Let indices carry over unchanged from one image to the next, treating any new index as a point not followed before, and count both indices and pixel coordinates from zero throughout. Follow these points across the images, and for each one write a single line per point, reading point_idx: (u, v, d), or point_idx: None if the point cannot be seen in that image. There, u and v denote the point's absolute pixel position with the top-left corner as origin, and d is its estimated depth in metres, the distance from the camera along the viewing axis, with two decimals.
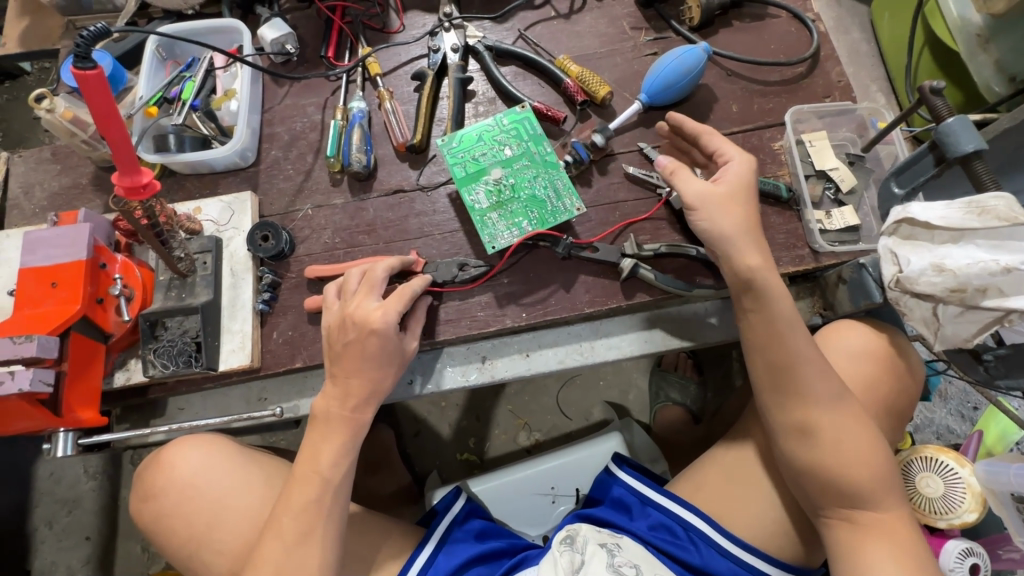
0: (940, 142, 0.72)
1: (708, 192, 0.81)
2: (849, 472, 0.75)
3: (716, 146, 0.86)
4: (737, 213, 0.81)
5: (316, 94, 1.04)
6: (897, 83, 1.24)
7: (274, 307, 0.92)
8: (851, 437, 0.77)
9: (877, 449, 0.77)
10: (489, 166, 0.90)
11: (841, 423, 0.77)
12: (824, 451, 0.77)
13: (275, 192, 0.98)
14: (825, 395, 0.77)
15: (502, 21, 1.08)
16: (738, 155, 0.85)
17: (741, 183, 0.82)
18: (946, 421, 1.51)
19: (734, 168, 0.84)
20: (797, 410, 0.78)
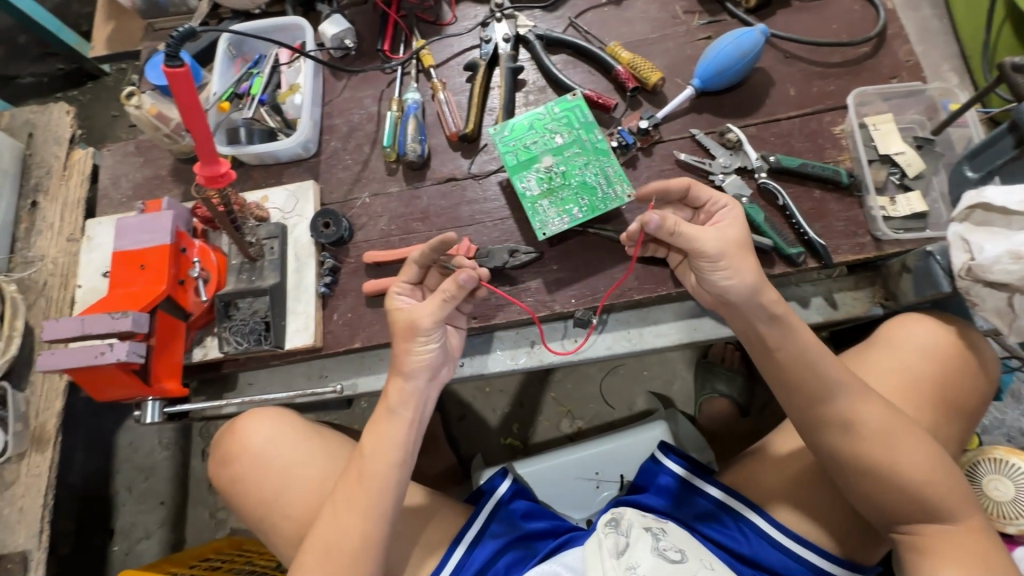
0: (1021, 122, 0.68)
1: (724, 239, 0.76)
2: (911, 490, 0.70)
3: (699, 190, 0.80)
4: (754, 260, 0.76)
5: (372, 87, 1.08)
6: (972, 61, 1.17)
7: (334, 290, 0.97)
8: (910, 452, 0.70)
9: (940, 460, 0.71)
10: (541, 154, 0.91)
11: (884, 431, 0.71)
12: (868, 461, 0.71)
13: (335, 181, 1.03)
14: (872, 413, 0.72)
15: (552, 9, 1.08)
16: (728, 198, 0.80)
17: (745, 229, 0.78)
18: (1018, 424, 1.42)
19: (731, 213, 0.79)
20: (838, 426, 0.73)
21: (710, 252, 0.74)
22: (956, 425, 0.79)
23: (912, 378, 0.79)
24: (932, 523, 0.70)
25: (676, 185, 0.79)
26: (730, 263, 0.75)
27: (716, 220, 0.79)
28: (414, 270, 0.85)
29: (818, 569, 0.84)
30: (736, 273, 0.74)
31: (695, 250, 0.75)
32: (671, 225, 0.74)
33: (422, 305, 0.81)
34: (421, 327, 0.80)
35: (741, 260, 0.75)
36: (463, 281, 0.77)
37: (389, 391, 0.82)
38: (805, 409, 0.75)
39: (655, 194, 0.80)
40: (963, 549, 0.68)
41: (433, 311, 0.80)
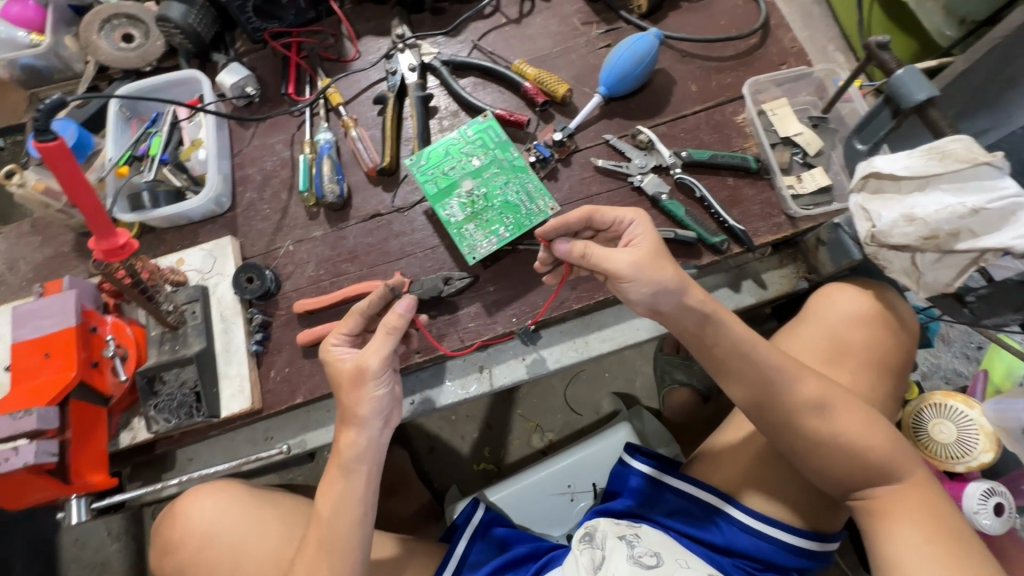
0: (893, 95, 0.72)
1: (633, 261, 0.72)
2: (858, 457, 0.71)
3: (602, 215, 0.75)
4: (672, 265, 0.73)
5: (282, 132, 1.05)
6: (853, 39, 1.25)
7: (268, 346, 0.92)
8: (848, 421, 0.72)
9: (876, 422, 0.73)
10: (460, 179, 0.91)
11: (822, 403, 0.73)
12: (813, 434, 0.72)
13: (254, 234, 0.99)
14: (810, 391, 0.73)
15: (454, 34, 1.09)
16: (633, 213, 0.77)
17: (655, 241, 0.74)
18: (953, 365, 1.52)
19: (639, 229, 0.75)
20: (780, 405, 0.74)
21: (619, 276, 0.72)
22: (889, 384, 0.82)
23: (843, 346, 0.82)
24: (884, 487, 0.71)
25: (576, 217, 0.74)
26: (642, 281, 0.71)
27: (627, 239, 0.76)
28: (356, 319, 0.78)
29: (790, 546, 0.84)
30: (650, 288, 0.71)
31: (608, 273, 0.72)
32: (578, 253, 0.73)
33: (368, 347, 0.75)
34: (370, 371, 0.74)
35: (654, 272, 0.72)
36: (403, 309, 0.75)
37: (342, 445, 0.75)
38: (750, 398, 0.76)
39: (560, 231, 0.75)
40: (915, 509, 0.68)
41: (379, 351, 0.74)
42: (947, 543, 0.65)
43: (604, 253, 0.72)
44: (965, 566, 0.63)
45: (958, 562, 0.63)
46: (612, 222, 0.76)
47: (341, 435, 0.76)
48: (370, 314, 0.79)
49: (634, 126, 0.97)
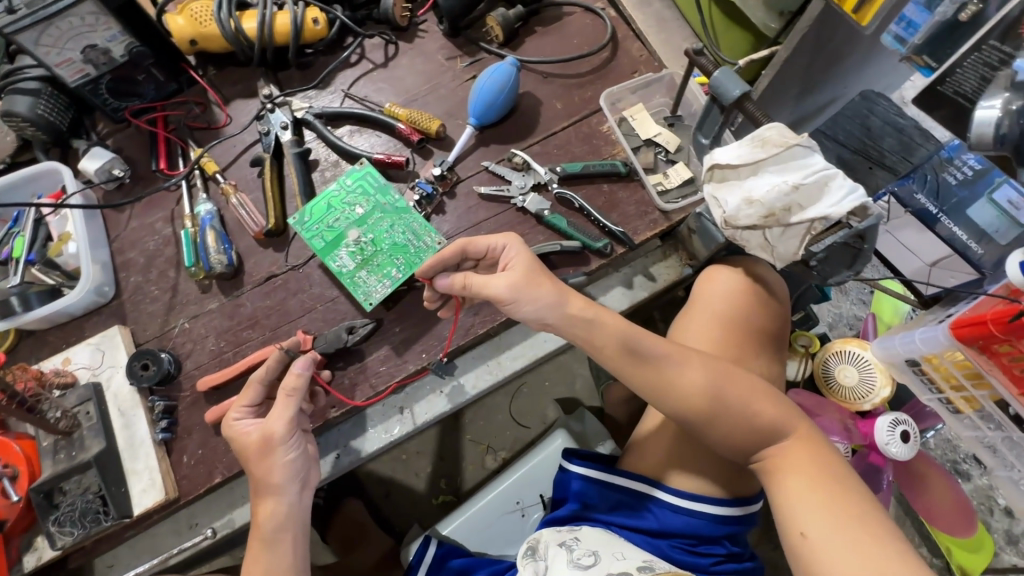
0: (715, 95, 0.80)
1: (511, 283, 0.77)
2: (747, 423, 0.77)
3: (475, 245, 0.80)
4: (548, 281, 0.79)
5: (161, 209, 1.03)
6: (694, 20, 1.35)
7: (177, 431, 0.89)
8: (731, 391, 0.78)
9: (755, 386, 0.80)
10: (346, 229, 0.92)
11: (705, 379, 0.79)
12: (704, 409, 0.78)
13: (145, 317, 0.96)
14: (695, 370, 0.80)
15: (324, 86, 1.11)
16: (505, 238, 0.82)
17: (529, 259, 0.79)
18: (852, 312, 1.66)
19: (513, 251, 0.80)
20: (670, 388, 0.79)
21: (501, 300, 0.77)
22: (770, 351, 0.90)
23: (724, 324, 0.89)
24: (774, 445, 0.77)
25: (450, 253, 0.79)
26: (522, 301, 0.77)
27: (504, 263, 0.80)
28: (256, 389, 0.79)
29: (716, 517, 0.90)
30: (532, 305, 0.77)
31: (491, 298, 0.77)
32: (460, 284, 0.78)
33: (272, 416, 0.75)
34: (277, 437, 0.75)
35: (531, 291, 0.77)
36: (299, 369, 0.77)
37: (260, 517, 0.74)
38: (646, 387, 0.81)
39: (438, 268, 0.80)
40: (800, 460, 0.75)
41: (284, 416, 0.75)
42: (828, 487, 0.71)
43: (483, 279, 0.78)
44: (845, 503, 0.69)
45: (839, 501, 0.69)
46: (486, 250, 0.80)
47: (259, 507, 0.75)
48: (270, 381, 0.80)
49: (508, 150, 1.02)
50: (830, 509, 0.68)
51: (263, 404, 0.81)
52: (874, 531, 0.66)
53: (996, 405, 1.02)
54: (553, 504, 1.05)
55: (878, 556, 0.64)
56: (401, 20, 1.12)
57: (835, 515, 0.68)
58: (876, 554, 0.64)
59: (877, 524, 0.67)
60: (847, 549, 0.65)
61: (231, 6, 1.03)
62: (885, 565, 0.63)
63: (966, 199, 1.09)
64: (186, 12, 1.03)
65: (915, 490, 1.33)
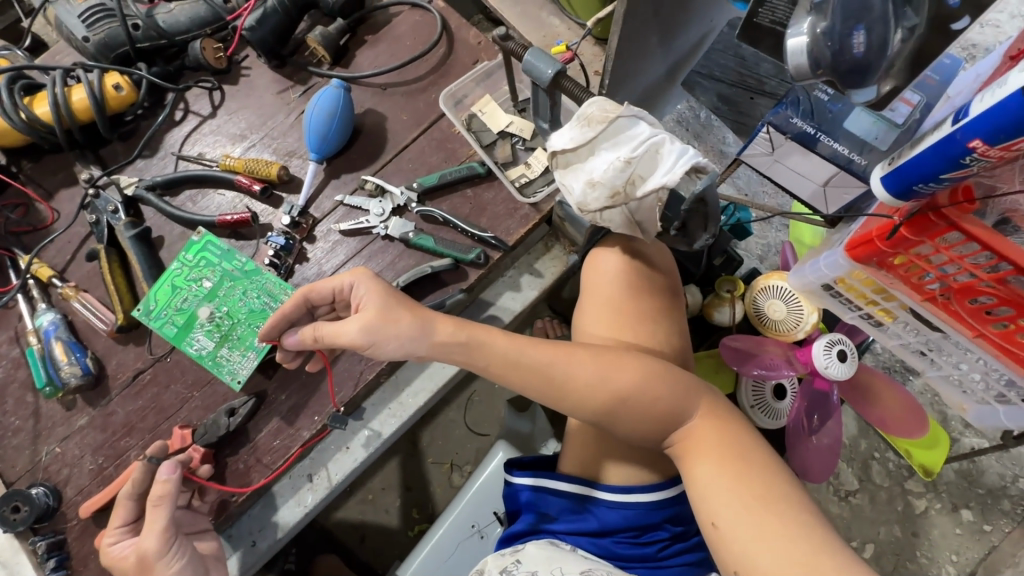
0: (530, 78, 0.74)
1: (361, 327, 0.71)
2: (649, 413, 0.72)
3: (318, 292, 0.75)
4: (407, 313, 0.73)
5: (1, 330, 0.93)
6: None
7: (73, 565, 0.83)
8: (628, 381, 0.73)
9: (653, 371, 0.74)
10: (196, 308, 0.86)
11: (599, 375, 0.73)
12: (603, 407, 0.73)
13: (11, 453, 0.88)
14: (588, 368, 0.74)
15: (153, 153, 1.02)
16: (351, 275, 0.75)
17: (381, 294, 0.73)
18: (778, 239, 1.64)
19: (362, 288, 0.73)
20: (565, 392, 0.74)
21: (358, 348, 0.71)
22: (669, 323, 0.86)
23: (615, 307, 0.85)
24: (680, 430, 0.73)
25: (291, 306, 0.74)
26: (380, 342, 0.71)
27: (356, 303, 0.74)
28: (126, 507, 0.77)
29: (653, 503, 0.87)
30: (391, 344, 0.72)
31: (346, 345, 0.72)
32: (310, 337, 0.73)
33: (144, 533, 0.73)
34: (152, 554, 0.72)
35: (388, 329, 0.71)
36: (164, 474, 0.75)
37: None
38: (541, 395, 0.76)
39: (285, 323, 0.77)
40: (707, 443, 0.71)
41: (154, 530, 0.73)
42: (735, 468, 0.68)
43: (333, 327, 0.72)
44: (751, 483, 0.66)
45: (745, 483, 0.66)
46: (332, 293, 0.74)
47: None
48: (140, 493, 0.77)
49: (359, 177, 0.96)
50: (736, 493, 0.66)
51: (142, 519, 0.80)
52: (781, 508, 0.64)
53: (910, 312, 1.01)
54: (510, 518, 1.01)
55: (785, 535, 0.61)
56: (217, 62, 1.03)
57: (743, 498, 0.65)
58: (783, 533, 0.62)
59: (782, 499, 0.65)
60: (755, 534, 0.62)
61: (17, 94, 0.94)
62: (791, 543, 0.61)
63: (841, 112, 1.06)
64: None
65: (864, 405, 1.29)
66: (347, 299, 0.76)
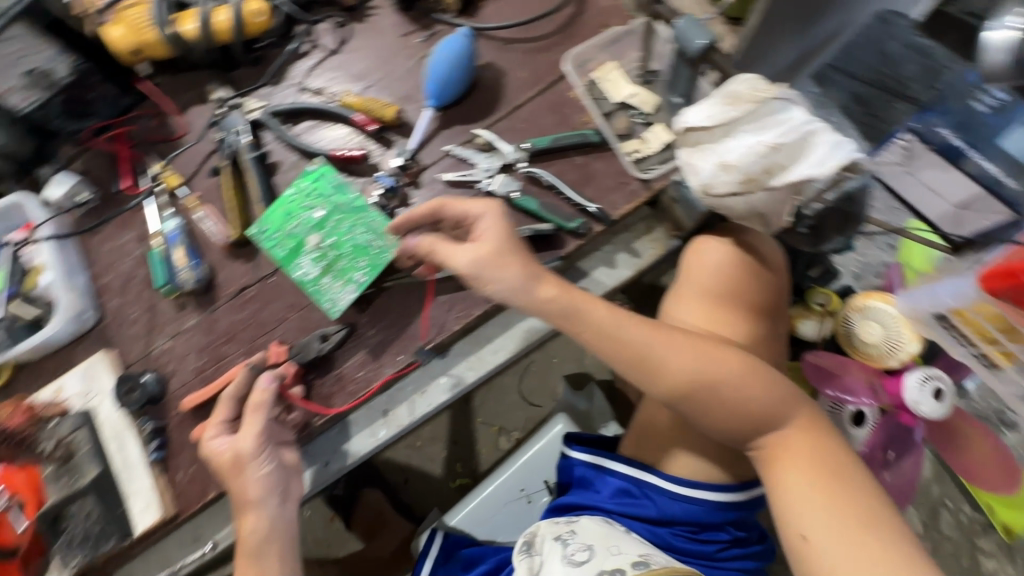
0: (678, 46, 0.71)
1: (474, 257, 0.73)
2: (743, 410, 0.70)
3: (449, 209, 0.77)
4: (518, 261, 0.73)
5: (131, 228, 1.02)
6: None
7: (169, 449, 0.91)
8: (726, 372, 0.70)
9: (754, 368, 0.71)
10: (306, 235, 0.88)
11: (698, 362, 0.71)
12: (695, 395, 0.70)
13: (128, 340, 0.97)
14: (683, 354, 0.71)
15: (278, 81, 1.06)
16: (483, 206, 0.76)
17: (500, 233, 0.74)
18: (880, 258, 1.52)
19: (487, 222, 0.75)
20: (658, 373, 0.72)
21: (464, 276, 0.73)
22: (768, 327, 0.83)
23: (716, 301, 0.82)
24: (773, 435, 0.70)
25: (420, 214, 0.78)
26: (488, 278, 0.73)
27: (477, 233, 0.75)
28: (228, 405, 0.84)
29: (718, 503, 0.85)
30: (494, 282, 0.72)
31: (456, 272, 0.74)
32: (426, 249, 0.75)
33: (241, 433, 0.81)
34: (247, 454, 0.80)
35: (498, 271, 0.72)
36: (265, 383, 0.83)
37: (245, 532, 0.81)
38: (629, 372, 0.74)
39: (412, 224, 0.81)
40: (801, 453, 0.68)
41: (252, 432, 0.81)
42: (832, 484, 0.65)
43: (450, 247, 0.74)
44: (849, 503, 0.63)
45: (840, 500, 0.63)
46: (461, 216, 0.76)
47: (242, 523, 0.81)
48: (241, 396, 0.85)
49: (472, 130, 0.96)
50: (831, 511, 0.63)
51: (239, 420, 0.86)
52: (879, 535, 0.61)
53: None
54: (560, 490, 1.02)
55: (881, 564, 0.59)
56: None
57: (837, 518, 0.62)
58: (877, 560, 0.59)
59: (880, 526, 0.61)
60: (847, 557, 0.60)
61: (168, 10, 0.99)
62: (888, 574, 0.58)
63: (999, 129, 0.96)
64: (125, 21, 0.98)
65: (947, 448, 1.21)
66: (469, 225, 0.78)
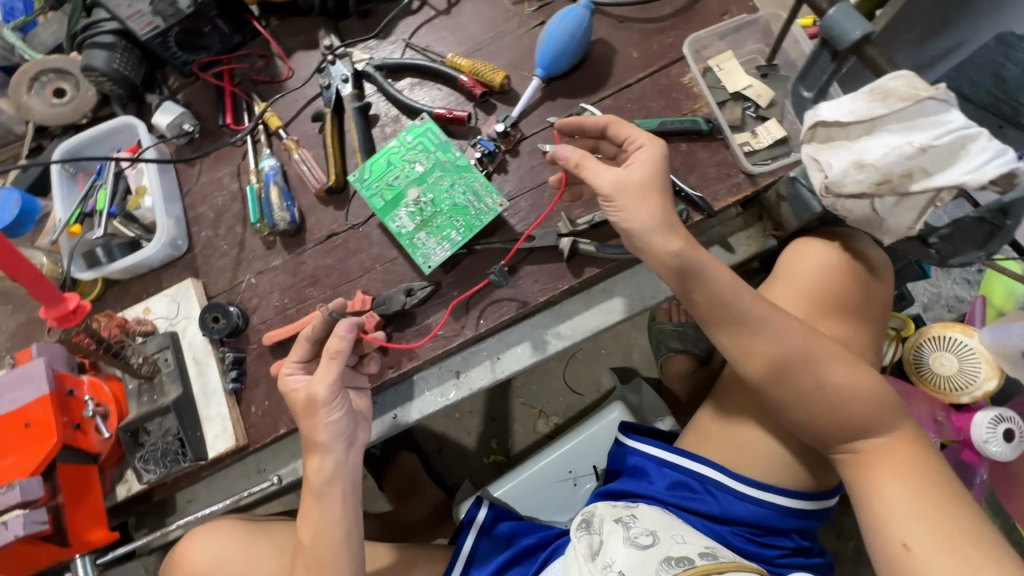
0: (828, 37, 0.68)
1: (620, 181, 0.76)
2: (843, 407, 0.72)
3: (615, 130, 0.80)
4: (659, 199, 0.76)
5: (228, 163, 1.03)
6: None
7: (245, 382, 0.93)
8: (830, 369, 0.73)
9: (858, 369, 0.73)
10: (405, 188, 0.90)
11: (803, 351, 0.73)
12: (796, 383, 0.73)
13: (216, 272, 0.99)
14: (792, 341, 0.73)
15: (385, 36, 1.06)
16: (648, 138, 0.79)
17: (655, 168, 0.77)
18: (954, 291, 1.45)
19: (647, 154, 0.78)
20: (762, 354, 0.74)
21: (602, 194, 0.76)
22: (871, 334, 0.82)
23: (824, 300, 0.81)
24: (869, 437, 0.72)
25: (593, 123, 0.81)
26: (624, 205, 0.76)
27: (632, 159, 0.79)
28: (304, 347, 0.83)
29: (786, 509, 0.84)
30: (630, 211, 0.75)
31: (596, 191, 0.77)
32: (573, 163, 0.77)
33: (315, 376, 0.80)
34: (319, 399, 0.80)
35: (638, 203, 0.75)
36: (343, 332, 0.80)
37: (311, 472, 0.81)
38: (730, 349, 0.77)
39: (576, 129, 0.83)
40: (896, 459, 0.70)
41: (326, 379, 0.80)
42: (927, 493, 0.67)
43: (599, 165, 0.77)
44: (943, 513, 0.65)
45: (937, 509, 0.66)
46: (625, 139, 0.80)
47: (309, 463, 0.82)
48: (317, 338, 0.83)
49: (579, 104, 0.95)
50: (924, 517, 0.66)
51: (313, 360, 0.87)
52: (971, 547, 0.63)
53: None
54: (606, 477, 1.02)
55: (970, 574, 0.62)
56: None
57: (930, 525, 0.65)
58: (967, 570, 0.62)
59: (974, 538, 0.64)
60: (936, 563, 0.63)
61: None
62: None
63: None
64: None
65: (1009, 495, 1.17)
66: (625, 152, 0.81)
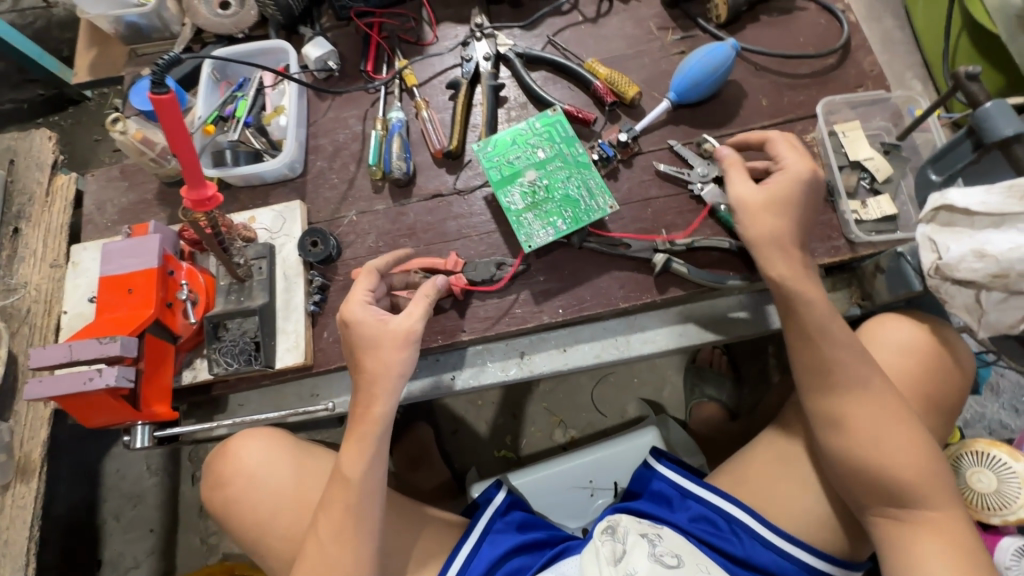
0: (977, 128, 0.72)
1: (747, 198, 0.81)
2: (896, 474, 0.74)
3: (772, 146, 0.85)
4: (778, 220, 0.80)
5: (357, 107, 1.09)
6: (934, 69, 1.28)
7: (324, 308, 0.97)
8: (894, 434, 0.75)
9: (922, 444, 0.75)
10: (524, 169, 0.94)
11: (872, 408, 0.76)
12: (856, 436, 0.76)
13: (322, 201, 1.04)
14: (863, 394, 0.77)
15: (530, 28, 1.11)
16: (796, 162, 0.82)
17: (789, 193, 0.81)
18: (998, 416, 1.40)
19: (784, 177, 0.81)
20: (832, 397, 0.78)
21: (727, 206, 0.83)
22: (936, 421, 0.84)
23: (900, 374, 0.84)
24: (914, 510, 0.74)
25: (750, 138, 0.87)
26: (744, 219, 0.82)
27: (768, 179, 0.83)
28: (375, 276, 0.86)
29: (809, 567, 0.85)
30: (748, 226, 0.81)
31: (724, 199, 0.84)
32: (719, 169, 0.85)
33: (411, 313, 0.83)
34: (416, 336, 0.83)
35: (756, 220, 0.81)
36: (438, 282, 0.88)
37: (370, 408, 0.82)
38: (804, 385, 0.81)
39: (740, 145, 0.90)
40: (938, 538, 0.72)
41: (423, 317, 0.84)
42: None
43: (737, 177, 0.83)
44: None
45: None
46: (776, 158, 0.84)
47: (372, 400, 0.82)
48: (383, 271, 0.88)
49: (702, 134, 0.99)
50: None
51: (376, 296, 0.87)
52: None
53: None
54: (624, 495, 1.02)
55: None
56: None
57: None
58: None
59: None
60: None
61: None
62: None
63: None
64: None
65: None
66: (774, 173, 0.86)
